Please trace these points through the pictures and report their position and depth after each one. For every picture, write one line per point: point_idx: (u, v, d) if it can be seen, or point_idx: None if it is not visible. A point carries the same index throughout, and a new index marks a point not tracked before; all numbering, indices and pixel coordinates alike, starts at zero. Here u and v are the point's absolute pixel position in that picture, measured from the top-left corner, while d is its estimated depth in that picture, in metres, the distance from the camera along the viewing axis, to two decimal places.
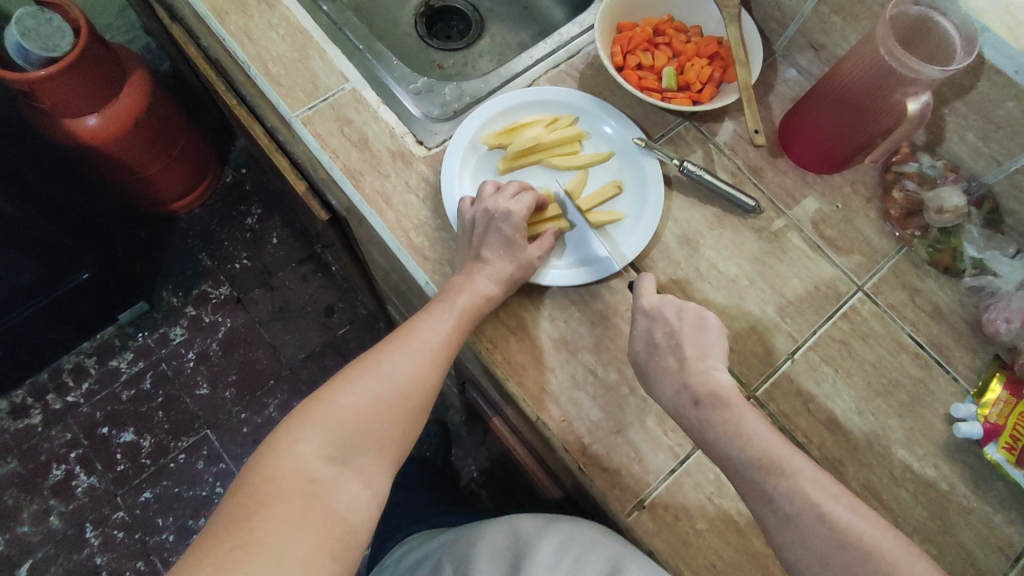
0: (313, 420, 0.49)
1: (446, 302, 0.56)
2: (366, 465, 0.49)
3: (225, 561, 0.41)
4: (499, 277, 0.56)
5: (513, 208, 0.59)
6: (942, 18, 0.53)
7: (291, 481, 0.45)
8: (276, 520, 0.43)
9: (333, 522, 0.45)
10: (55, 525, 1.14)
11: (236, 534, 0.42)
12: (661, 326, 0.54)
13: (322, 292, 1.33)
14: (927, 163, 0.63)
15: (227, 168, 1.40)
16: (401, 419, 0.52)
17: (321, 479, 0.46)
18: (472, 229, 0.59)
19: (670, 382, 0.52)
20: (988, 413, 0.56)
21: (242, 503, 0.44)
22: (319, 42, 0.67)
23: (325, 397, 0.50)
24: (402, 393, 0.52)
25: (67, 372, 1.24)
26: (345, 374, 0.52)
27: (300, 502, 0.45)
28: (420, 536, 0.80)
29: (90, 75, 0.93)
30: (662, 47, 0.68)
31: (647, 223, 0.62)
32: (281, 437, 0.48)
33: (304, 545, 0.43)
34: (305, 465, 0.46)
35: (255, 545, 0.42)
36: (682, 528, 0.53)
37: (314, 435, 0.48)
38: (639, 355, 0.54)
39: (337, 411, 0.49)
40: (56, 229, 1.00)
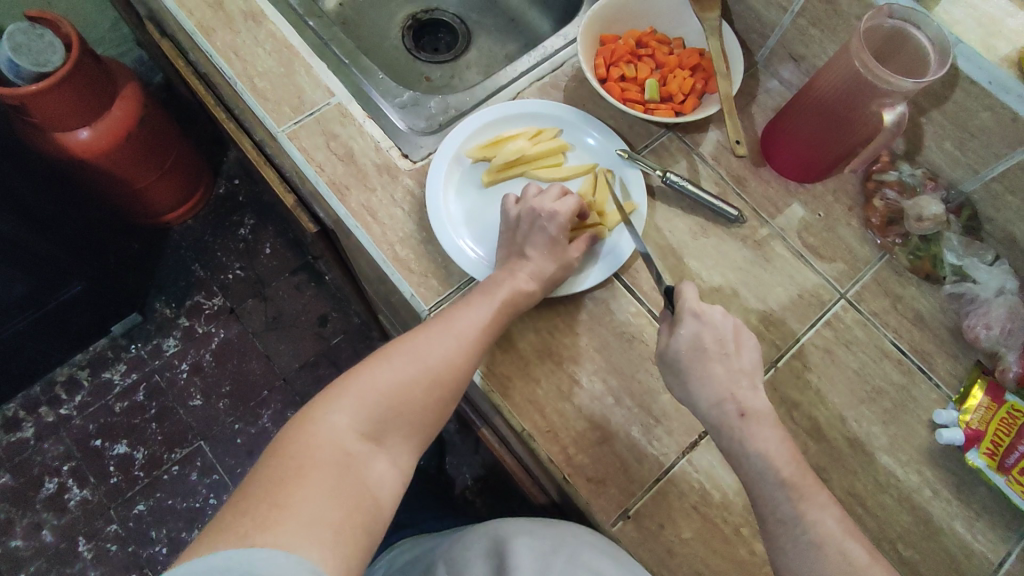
0: (349, 394, 0.49)
1: (484, 292, 0.56)
2: (393, 445, 0.50)
3: (263, 519, 0.40)
4: (538, 275, 0.57)
5: (560, 209, 0.60)
6: (915, 31, 0.54)
7: (326, 450, 0.45)
8: (314, 485, 0.43)
9: (364, 495, 0.45)
10: (47, 539, 1.14)
11: (273, 495, 0.41)
12: (710, 333, 0.53)
13: (315, 302, 1.34)
14: (907, 171, 0.64)
15: (220, 179, 1.40)
16: (431, 404, 0.52)
17: (354, 452, 0.46)
18: (517, 227, 0.61)
19: (716, 388, 0.51)
20: (969, 419, 0.57)
21: (278, 466, 0.43)
22: (305, 58, 0.68)
23: (361, 374, 0.50)
24: (437, 377, 0.52)
25: (59, 385, 1.24)
26: (380, 355, 0.52)
27: (335, 473, 0.44)
28: (407, 542, 0.78)
29: (81, 88, 0.94)
30: (645, 59, 0.69)
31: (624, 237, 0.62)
32: (316, 409, 0.48)
33: (339, 512, 0.42)
34: (340, 437, 0.46)
35: (292, 506, 0.41)
36: (667, 537, 0.54)
37: (349, 409, 0.48)
38: (681, 355, 0.53)
39: (373, 388, 0.49)
40: (48, 243, 1.00)
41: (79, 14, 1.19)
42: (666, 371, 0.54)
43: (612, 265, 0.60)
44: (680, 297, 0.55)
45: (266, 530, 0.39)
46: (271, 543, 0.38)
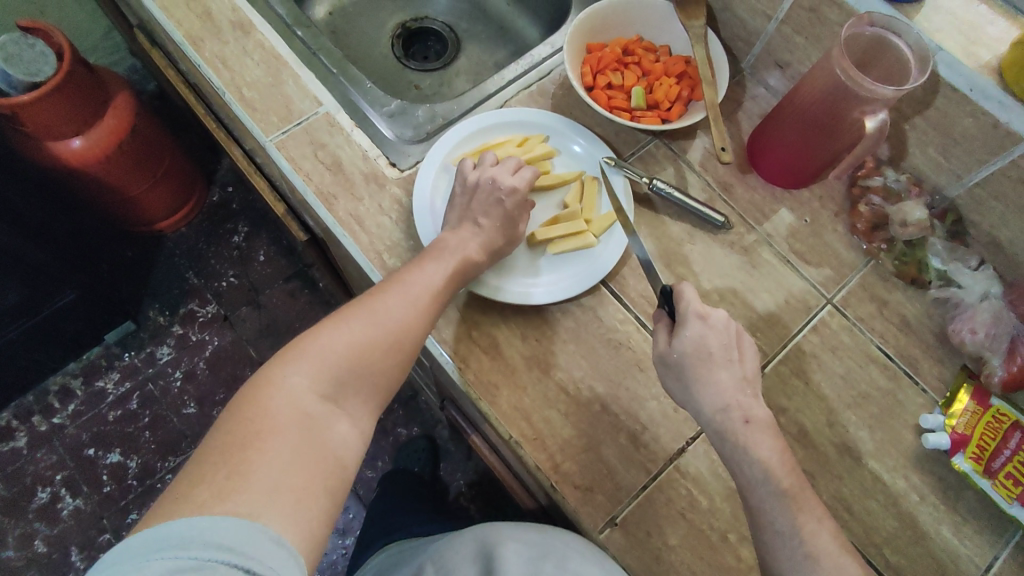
0: (304, 356, 0.47)
1: (439, 256, 0.57)
2: (353, 406, 0.48)
3: (222, 488, 0.38)
4: (489, 244, 0.59)
5: (519, 185, 0.61)
6: (896, 38, 0.55)
7: (284, 413, 0.44)
8: (273, 449, 0.41)
9: (326, 457, 0.44)
10: (40, 549, 1.13)
11: (229, 463, 0.40)
12: (715, 337, 0.52)
13: (309, 309, 1.34)
14: (892, 177, 0.65)
15: (213, 186, 1.40)
16: (391, 364, 0.51)
17: (314, 414, 0.45)
18: (473, 194, 0.61)
19: (722, 394, 0.50)
20: (955, 424, 0.57)
21: (233, 433, 0.42)
22: (293, 68, 0.68)
23: (316, 335, 0.49)
24: (395, 337, 0.51)
25: (52, 394, 1.23)
26: (336, 317, 0.51)
27: (294, 436, 0.43)
28: (399, 543, 0.80)
29: (73, 97, 0.94)
30: (632, 67, 0.70)
31: (613, 245, 0.62)
32: (270, 372, 0.46)
33: (300, 476, 0.41)
34: (298, 399, 0.45)
35: (252, 473, 0.40)
36: (654, 544, 0.54)
37: (305, 370, 0.46)
38: (686, 357, 0.51)
39: (329, 350, 0.48)
40: (41, 252, 1.00)
41: (72, 24, 1.19)
42: (668, 374, 0.53)
43: (599, 271, 0.61)
44: (682, 300, 0.53)
45: (226, 499, 0.38)
46: (232, 513, 0.37)
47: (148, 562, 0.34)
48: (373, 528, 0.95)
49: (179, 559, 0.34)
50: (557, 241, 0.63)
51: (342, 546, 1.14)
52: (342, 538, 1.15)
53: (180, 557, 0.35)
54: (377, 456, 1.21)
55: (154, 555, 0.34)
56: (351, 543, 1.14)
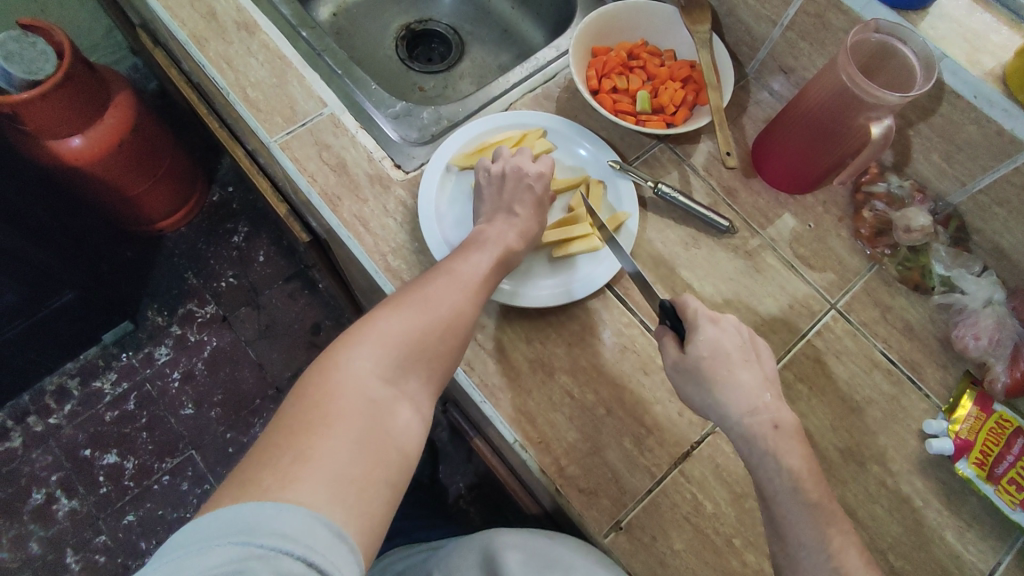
0: (365, 340, 0.46)
1: (488, 246, 0.57)
2: (413, 392, 0.47)
3: (288, 472, 0.38)
4: (523, 236, 0.59)
5: (543, 169, 0.63)
6: (902, 45, 0.55)
7: (348, 397, 0.43)
8: (339, 434, 0.41)
9: (391, 442, 0.43)
10: (34, 551, 1.12)
11: (296, 447, 0.39)
12: (730, 340, 0.52)
13: (309, 310, 1.33)
14: (895, 183, 0.65)
15: (214, 186, 1.40)
16: (446, 352, 0.50)
17: (377, 399, 0.44)
18: (502, 184, 0.62)
19: (747, 397, 0.49)
20: (958, 429, 0.57)
21: (299, 417, 0.41)
22: (297, 68, 0.68)
23: (374, 321, 0.48)
24: (451, 325, 0.51)
25: (49, 394, 1.22)
26: (392, 303, 0.50)
27: (360, 421, 0.42)
28: (394, 551, 0.77)
29: (74, 95, 0.94)
30: (637, 71, 0.70)
31: (625, 240, 0.63)
32: (333, 356, 0.45)
33: (365, 462, 0.41)
34: (362, 384, 0.44)
35: (319, 458, 0.39)
36: (659, 548, 0.53)
37: (367, 355, 0.46)
38: (705, 360, 0.51)
39: (388, 335, 0.47)
40: (41, 252, 0.99)
41: (73, 22, 1.19)
42: (686, 383, 0.52)
43: (614, 265, 0.61)
44: (687, 307, 0.54)
45: (293, 483, 0.37)
46: (298, 500, 0.36)
47: (215, 545, 0.34)
48: None
49: (245, 547, 0.34)
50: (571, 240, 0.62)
51: None
52: None
53: (249, 544, 0.34)
54: None
55: (221, 539, 0.34)
56: None
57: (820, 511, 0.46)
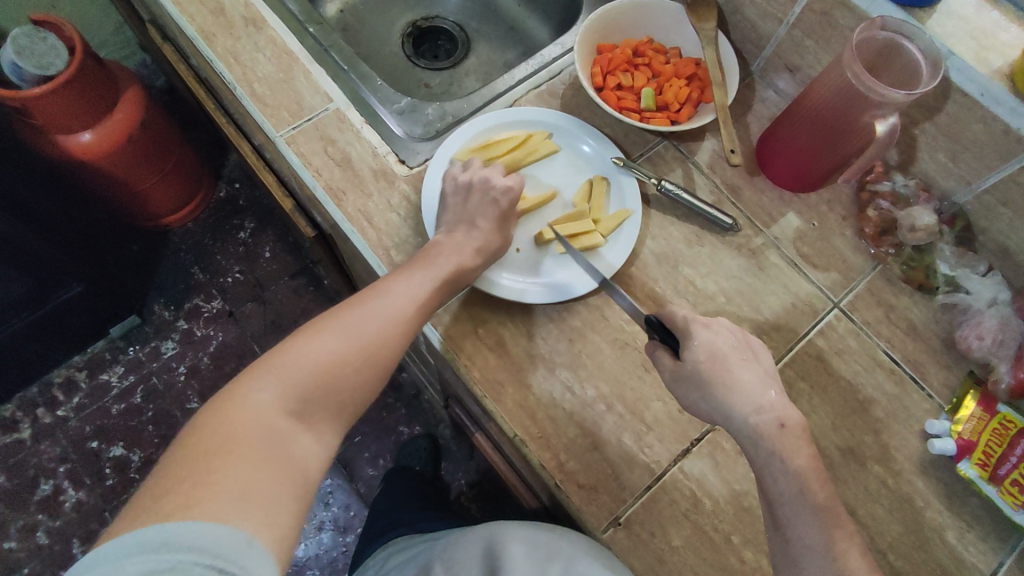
0: (273, 370, 0.47)
1: (425, 266, 0.56)
2: (322, 422, 0.48)
3: (186, 496, 0.38)
4: (482, 250, 0.59)
5: (513, 184, 0.62)
6: (909, 43, 0.55)
7: (249, 427, 0.43)
8: (237, 462, 0.41)
9: (293, 471, 0.43)
10: (41, 541, 1.14)
11: (192, 475, 0.39)
12: (724, 341, 0.52)
13: (314, 306, 1.34)
14: (900, 182, 0.65)
15: (221, 182, 1.41)
16: (364, 379, 0.50)
17: (279, 428, 0.44)
18: (466, 198, 0.61)
19: (749, 396, 0.49)
20: (961, 430, 0.57)
21: (195, 445, 0.41)
22: (304, 64, 0.69)
23: (287, 349, 0.48)
24: (370, 352, 0.51)
25: (57, 386, 1.24)
26: (311, 330, 0.50)
27: (259, 450, 0.42)
28: (403, 538, 0.80)
29: (84, 90, 0.95)
30: (642, 68, 0.70)
31: (628, 232, 0.63)
32: (236, 386, 0.45)
33: (266, 488, 0.41)
34: (263, 413, 0.44)
35: (215, 485, 0.39)
36: (658, 545, 0.53)
37: (274, 385, 0.46)
38: (703, 364, 0.51)
39: (299, 364, 0.47)
40: (44, 243, 1.00)
41: (83, 18, 1.20)
42: (688, 390, 0.52)
43: (592, 281, 0.60)
44: (677, 317, 0.54)
45: (191, 507, 0.37)
46: (199, 519, 0.37)
47: (126, 562, 0.35)
48: (376, 522, 0.95)
49: (154, 562, 0.35)
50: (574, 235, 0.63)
51: (343, 543, 1.14)
52: (343, 535, 1.15)
53: (157, 558, 0.35)
54: (379, 455, 1.21)
55: (127, 557, 0.35)
56: (352, 541, 1.15)
57: (829, 514, 0.46)
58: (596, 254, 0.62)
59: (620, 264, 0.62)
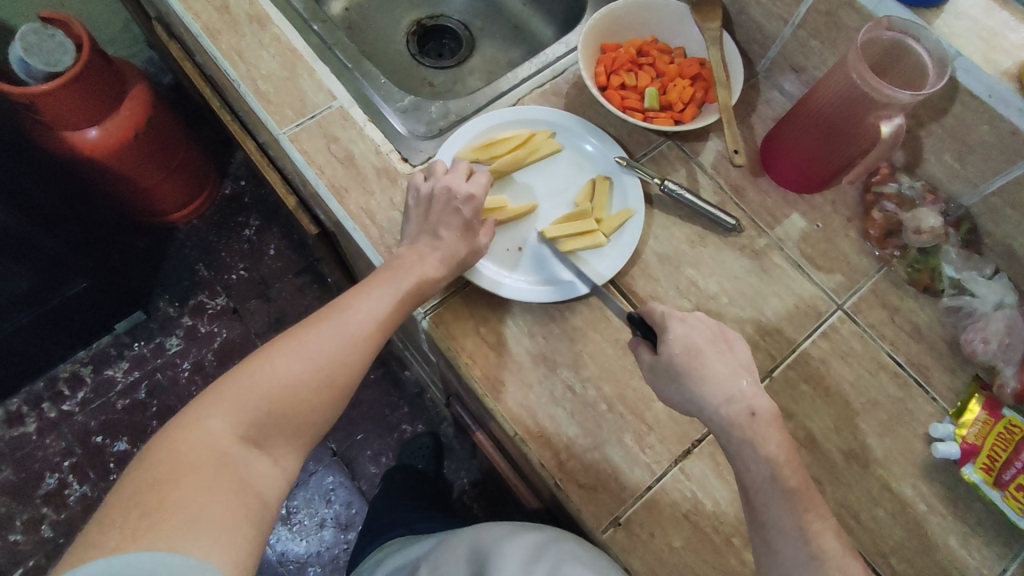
0: (226, 397, 0.48)
1: (384, 283, 0.56)
2: (277, 445, 0.49)
3: (135, 527, 0.39)
4: (447, 261, 0.58)
5: (474, 190, 0.60)
6: (915, 43, 0.54)
7: (199, 454, 0.44)
8: (188, 488, 0.42)
9: (246, 494, 0.45)
10: (46, 534, 1.14)
11: (142, 504, 0.40)
12: (699, 334, 0.52)
13: (318, 303, 1.34)
14: (906, 183, 0.65)
15: (226, 179, 1.42)
16: (321, 400, 0.51)
17: (231, 453, 0.45)
18: (429, 206, 0.60)
19: (720, 387, 0.49)
20: (966, 434, 0.56)
21: (147, 474, 0.42)
22: (308, 61, 0.69)
23: (241, 374, 0.49)
24: (326, 373, 0.51)
25: (62, 381, 1.25)
26: (265, 352, 0.51)
27: (210, 475, 0.43)
28: (393, 543, 0.80)
29: (91, 87, 0.96)
30: (646, 68, 0.70)
31: (630, 232, 0.63)
32: (189, 412, 0.47)
33: (219, 512, 0.42)
34: (214, 439, 0.45)
35: (164, 513, 0.40)
36: (658, 545, 0.53)
37: (226, 411, 0.47)
38: (677, 357, 0.51)
39: (253, 389, 0.48)
40: (53, 240, 1.01)
41: (92, 16, 1.21)
42: (664, 382, 0.52)
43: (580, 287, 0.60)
44: (655, 311, 0.54)
45: (140, 537, 0.39)
46: (148, 548, 0.38)
47: None
48: (375, 522, 0.94)
49: None
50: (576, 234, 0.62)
51: (344, 541, 1.15)
52: (344, 533, 1.15)
53: None
54: (381, 453, 1.21)
55: None
56: (353, 538, 1.15)
57: (810, 505, 0.46)
58: (583, 260, 0.62)
59: (609, 274, 0.61)
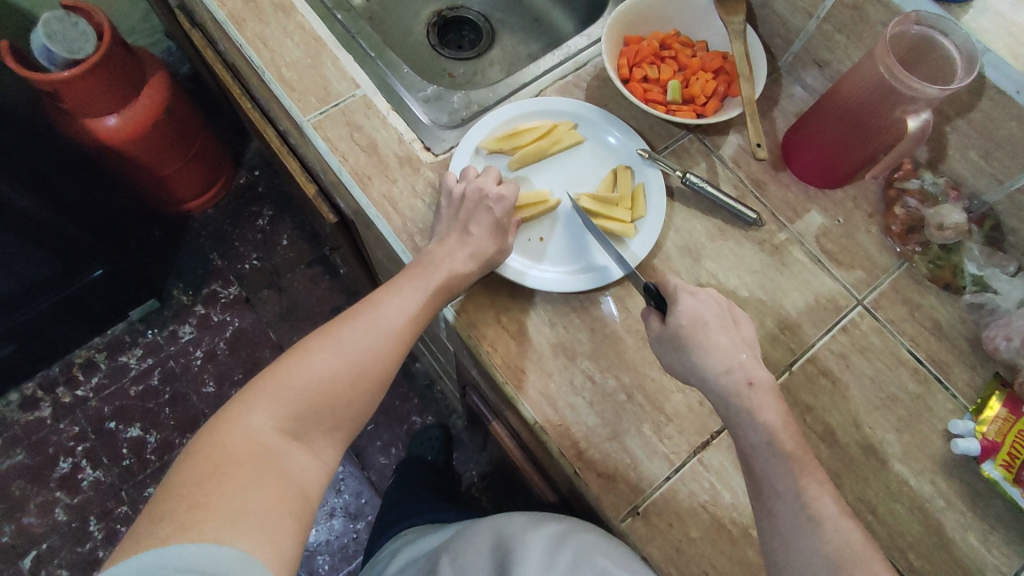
0: (265, 393, 0.49)
1: (414, 280, 0.57)
2: (316, 440, 0.50)
3: (184, 519, 0.40)
4: (476, 256, 0.58)
5: (507, 191, 0.62)
6: (943, 37, 0.54)
7: (242, 449, 0.45)
8: (232, 482, 0.43)
9: (289, 487, 0.46)
10: (60, 518, 1.16)
11: (190, 496, 0.41)
12: (707, 309, 0.53)
13: (330, 294, 1.35)
14: (929, 179, 0.64)
15: (241, 169, 1.42)
16: (357, 396, 0.52)
17: (273, 448, 0.47)
18: (461, 205, 0.61)
19: (722, 357, 0.51)
20: (986, 430, 0.56)
21: (194, 468, 0.43)
22: (331, 49, 0.69)
23: (279, 370, 0.50)
24: (361, 369, 0.52)
25: (77, 366, 1.26)
26: (301, 350, 0.52)
27: (253, 468, 0.45)
28: (414, 529, 0.80)
29: (112, 75, 0.96)
30: (668, 60, 0.69)
31: (653, 220, 0.63)
32: (231, 408, 0.48)
33: (263, 503, 0.43)
34: (256, 434, 0.46)
35: (211, 505, 0.41)
36: (675, 535, 0.54)
37: (267, 407, 0.48)
38: (683, 328, 0.52)
39: (291, 385, 0.49)
40: (75, 226, 1.03)
41: (112, 4, 1.21)
42: (669, 353, 0.54)
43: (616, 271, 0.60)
44: (669, 284, 0.55)
45: (188, 529, 0.40)
46: (196, 540, 0.39)
47: None
48: (387, 514, 0.94)
49: None
50: (606, 216, 0.62)
51: (354, 530, 1.15)
52: (353, 522, 1.16)
53: None
54: (391, 444, 1.22)
55: None
56: (362, 528, 1.16)
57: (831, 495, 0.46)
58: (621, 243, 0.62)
59: (644, 252, 0.62)
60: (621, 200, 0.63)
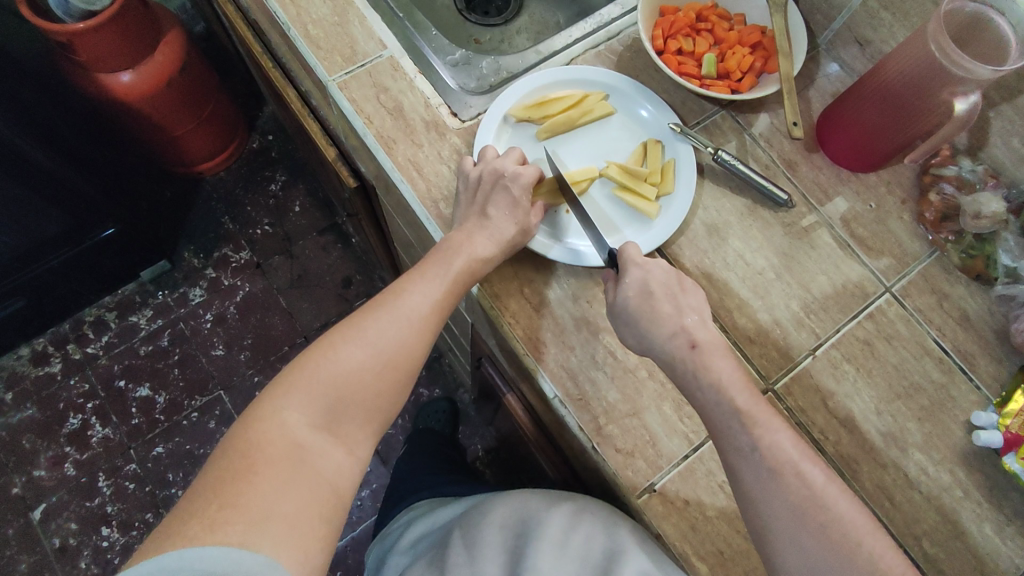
0: (295, 389, 0.48)
1: (436, 267, 0.56)
2: (349, 435, 0.49)
3: (213, 520, 0.40)
4: (497, 238, 0.57)
5: (524, 171, 0.59)
6: (999, 17, 0.52)
7: (275, 447, 0.45)
8: (264, 481, 0.43)
9: (321, 485, 0.46)
10: (69, 472, 1.17)
11: (221, 495, 0.41)
12: (655, 279, 0.54)
13: (341, 264, 1.34)
14: (967, 167, 0.62)
15: (254, 133, 1.41)
16: (386, 388, 0.52)
17: (305, 444, 0.46)
18: (477, 187, 0.59)
19: (665, 324, 0.52)
20: (1009, 423, 0.55)
21: (227, 468, 0.43)
22: (359, 8, 0.67)
23: (308, 363, 0.50)
24: (389, 360, 0.52)
25: (87, 324, 1.26)
26: (328, 342, 0.51)
27: (285, 467, 0.44)
28: (427, 501, 0.80)
29: (128, 29, 0.94)
30: (704, 33, 0.67)
31: (682, 196, 0.62)
32: (262, 405, 0.47)
33: (294, 504, 0.43)
34: (288, 430, 0.46)
35: (241, 505, 0.41)
36: (691, 513, 0.53)
37: (298, 403, 0.48)
38: (630, 301, 0.53)
39: (320, 379, 0.49)
40: (86, 183, 1.01)
41: None
42: (618, 324, 0.55)
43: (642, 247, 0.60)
44: (623, 252, 0.56)
45: (216, 531, 0.40)
46: (222, 543, 0.39)
47: None
48: (396, 486, 0.94)
49: None
50: (634, 191, 0.62)
51: (359, 498, 1.16)
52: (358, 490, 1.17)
53: None
54: (398, 416, 1.23)
55: None
56: (367, 496, 1.17)
57: None
58: (649, 221, 0.61)
59: (674, 228, 0.60)
60: (649, 173, 0.62)
